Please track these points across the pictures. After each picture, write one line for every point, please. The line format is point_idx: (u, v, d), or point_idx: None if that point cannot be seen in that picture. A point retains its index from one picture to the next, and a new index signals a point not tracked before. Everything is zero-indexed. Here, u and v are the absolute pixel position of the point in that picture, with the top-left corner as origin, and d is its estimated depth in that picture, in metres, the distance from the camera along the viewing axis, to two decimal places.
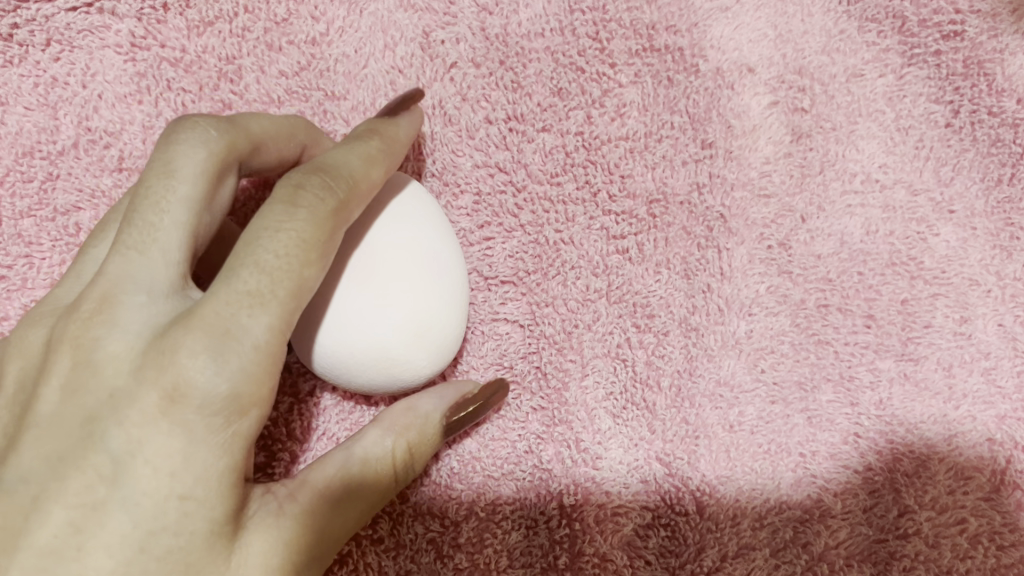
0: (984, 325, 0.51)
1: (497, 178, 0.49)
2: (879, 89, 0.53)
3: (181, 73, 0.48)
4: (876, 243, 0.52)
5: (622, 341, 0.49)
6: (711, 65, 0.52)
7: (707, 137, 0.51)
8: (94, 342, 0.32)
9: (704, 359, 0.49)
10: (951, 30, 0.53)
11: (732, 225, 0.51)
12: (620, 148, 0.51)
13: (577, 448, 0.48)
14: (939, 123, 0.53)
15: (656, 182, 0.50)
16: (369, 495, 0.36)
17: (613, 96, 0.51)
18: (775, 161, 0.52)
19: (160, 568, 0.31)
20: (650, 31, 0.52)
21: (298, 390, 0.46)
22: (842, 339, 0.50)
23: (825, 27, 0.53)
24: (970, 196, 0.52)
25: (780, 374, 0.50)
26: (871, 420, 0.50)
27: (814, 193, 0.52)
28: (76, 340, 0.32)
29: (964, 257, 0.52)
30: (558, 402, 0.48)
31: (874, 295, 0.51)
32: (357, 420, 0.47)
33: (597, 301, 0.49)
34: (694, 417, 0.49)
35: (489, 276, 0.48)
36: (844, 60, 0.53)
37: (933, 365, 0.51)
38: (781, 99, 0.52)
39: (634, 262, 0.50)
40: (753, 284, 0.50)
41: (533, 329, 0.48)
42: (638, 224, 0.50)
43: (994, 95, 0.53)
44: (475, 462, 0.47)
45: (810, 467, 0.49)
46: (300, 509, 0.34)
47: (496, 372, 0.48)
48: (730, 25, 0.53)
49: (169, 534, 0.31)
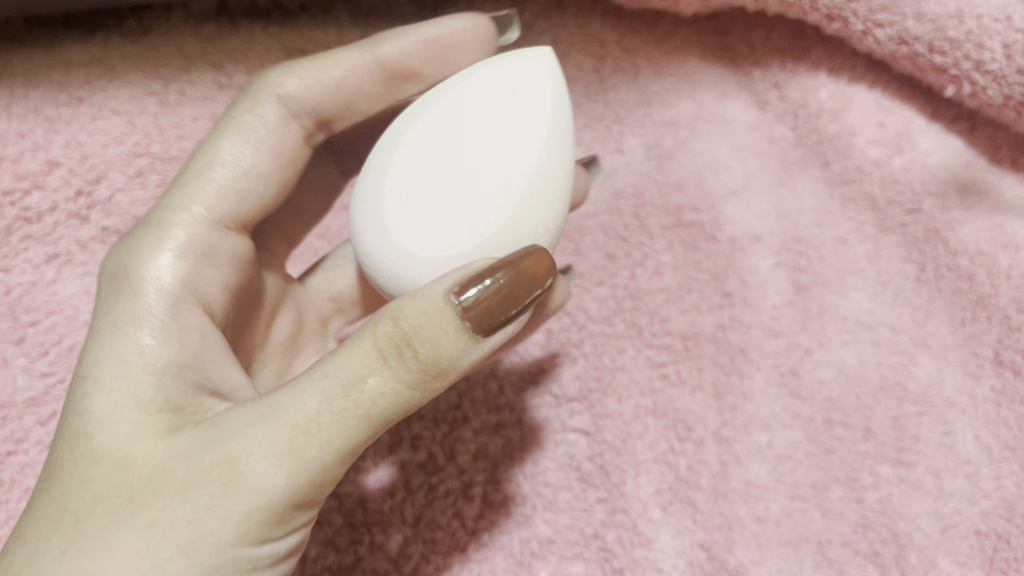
0: (964, 437, 0.63)
1: (565, 320, 0.63)
2: (861, 253, 0.67)
3: (326, 243, 0.66)
4: (869, 370, 0.64)
5: (667, 448, 0.61)
6: (727, 235, 0.67)
7: (726, 289, 0.66)
8: (106, 302, 0.45)
9: (734, 463, 0.61)
10: (912, 207, 0.68)
11: (750, 355, 0.64)
12: (659, 298, 0.65)
13: (633, 531, 0.59)
14: (910, 278, 0.67)
15: (688, 323, 0.64)
16: (363, 352, 0.38)
17: (651, 260, 0.66)
18: (782, 307, 0.66)
19: (195, 472, 0.38)
20: (678, 210, 0.68)
21: (410, 483, 0.59)
22: (846, 447, 0.62)
23: (814, 205, 0.69)
24: (942, 334, 0.65)
25: (797, 476, 0.61)
26: (874, 513, 0.61)
27: (815, 332, 0.65)
28: (100, 316, 0.44)
29: (942, 382, 0.64)
30: (618, 494, 0.60)
31: (869, 412, 0.63)
32: (457, 510, 0.58)
33: (646, 416, 0.62)
34: (729, 510, 0.60)
35: (559, 395, 0.61)
36: (831, 230, 0.68)
37: (924, 470, 0.62)
38: (784, 261, 0.67)
39: (674, 385, 0.63)
40: (770, 403, 0.63)
41: (596, 436, 0.61)
42: (675, 354, 0.63)
43: (951, 255, 0.66)
44: (551, 543, 0.58)
45: (826, 552, 0.60)
46: (332, 396, 0.37)
47: (567, 472, 0.60)
48: (740, 206, 0.68)
49: (179, 480, 0.38)
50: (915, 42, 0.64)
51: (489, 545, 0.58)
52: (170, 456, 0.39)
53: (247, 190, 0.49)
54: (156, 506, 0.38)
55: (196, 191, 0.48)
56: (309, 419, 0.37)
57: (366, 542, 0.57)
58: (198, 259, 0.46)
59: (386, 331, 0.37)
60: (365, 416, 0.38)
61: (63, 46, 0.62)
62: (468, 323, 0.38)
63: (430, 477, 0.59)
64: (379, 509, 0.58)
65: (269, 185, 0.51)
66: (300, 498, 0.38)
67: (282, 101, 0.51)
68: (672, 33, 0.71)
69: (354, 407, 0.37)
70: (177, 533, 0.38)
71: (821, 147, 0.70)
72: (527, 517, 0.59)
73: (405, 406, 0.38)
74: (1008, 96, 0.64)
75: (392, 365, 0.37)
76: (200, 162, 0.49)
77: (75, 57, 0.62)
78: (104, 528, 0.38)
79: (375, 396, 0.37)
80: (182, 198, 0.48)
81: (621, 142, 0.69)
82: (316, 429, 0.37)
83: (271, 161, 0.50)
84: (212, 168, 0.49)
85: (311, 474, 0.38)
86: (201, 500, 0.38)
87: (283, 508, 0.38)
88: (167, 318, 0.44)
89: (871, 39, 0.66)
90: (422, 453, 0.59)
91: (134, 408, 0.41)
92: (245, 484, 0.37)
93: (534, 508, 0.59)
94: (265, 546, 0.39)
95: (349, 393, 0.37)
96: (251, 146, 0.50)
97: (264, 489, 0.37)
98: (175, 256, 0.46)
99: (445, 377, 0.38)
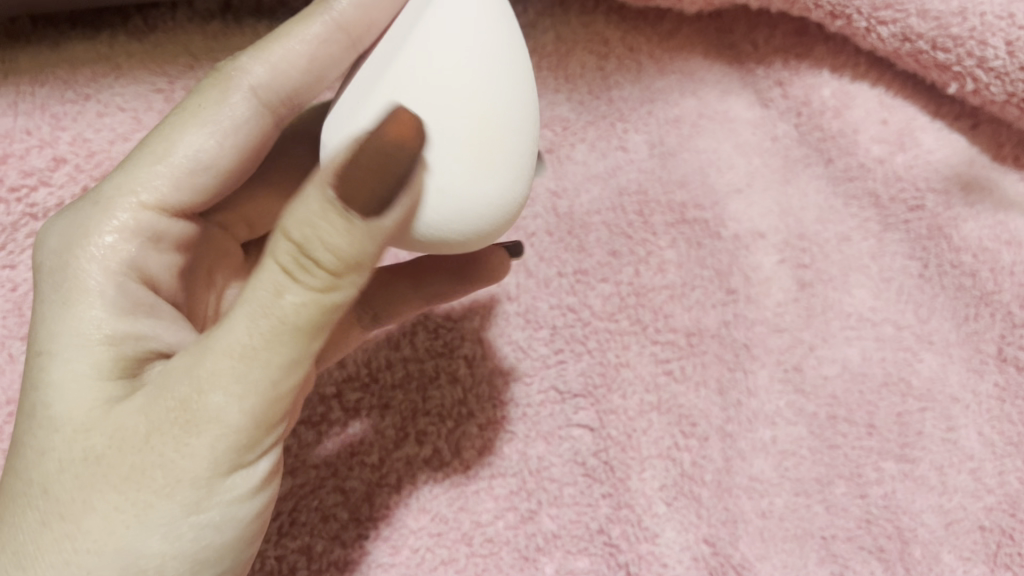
0: (967, 433, 0.63)
1: (569, 316, 0.63)
2: (864, 250, 0.68)
3: None
4: (872, 366, 0.64)
5: (672, 444, 0.61)
6: (731, 232, 0.67)
7: (730, 286, 0.66)
8: (55, 293, 0.44)
9: (738, 458, 0.61)
10: (915, 204, 0.68)
11: (754, 352, 0.64)
12: (663, 294, 0.65)
13: (639, 527, 0.59)
14: (913, 274, 0.67)
15: (692, 320, 0.64)
16: (278, 269, 0.37)
17: (655, 257, 0.66)
18: (786, 304, 0.66)
19: (145, 419, 0.39)
20: (681, 207, 0.68)
21: (416, 478, 0.59)
22: (850, 443, 0.62)
23: (817, 202, 0.69)
24: (945, 330, 0.66)
25: (801, 472, 0.61)
26: (878, 509, 0.61)
27: (819, 328, 0.65)
28: (40, 296, 0.44)
29: (946, 378, 0.64)
30: (623, 489, 0.60)
31: (873, 409, 0.63)
32: (462, 505, 0.59)
33: (650, 411, 0.62)
34: (734, 505, 0.60)
35: (564, 391, 0.61)
36: (834, 227, 0.68)
37: (927, 465, 0.62)
38: (788, 258, 0.67)
39: (678, 381, 0.63)
40: (774, 399, 0.63)
41: (600, 432, 0.61)
42: (679, 351, 0.63)
43: (954, 251, 0.67)
44: (557, 538, 0.58)
45: (831, 547, 0.60)
46: (257, 311, 0.37)
47: (572, 467, 0.60)
48: (744, 203, 0.68)
49: (135, 436, 0.39)
50: (919, 39, 0.65)
51: (494, 540, 0.58)
52: (123, 411, 0.40)
53: (192, 179, 0.47)
54: (121, 464, 0.39)
55: (141, 179, 0.46)
56: (245, 345, 0.37)
57: (373, 537, 0.58)
58: (138, 241, 0.45)
59: (285, 248, 0.37)
60: (294, 328, 0.37)
61: (67, 44, 0.63)
62: (357, 212, 0.36)
63: (435, 473, 0.59)
64: (386, 505, 0.58)
65: (225, 166, 0.47)
66: (260, 421, 0.39)
67: (256, 93, 0.47)
68: (674, 32, 0.71)
69: (283, 325, 0.37)
70: (148, 483, 0.38)
71: (824, 144, 0.70)
72: (533, 512, 0.59)
73: (329, 308, 0.38)
74: (1011, 93, 0.64)
75: (298, 278, 0.37)
76: (145, 152, 0.46)
77: (80, 54, 0.63)
78: (85, 506, 0.39)
79: (289, 306, 0.37)
80: (125, 183, 0.46)
81: (625, 139, 0.69)
82: (250, 355, 0.37)
83: (228, 154, 0.47)
84: (170, 154, 0.46)
85: (261, 399, 0.38)
86: (154, 446, 0.38)
87: (246, 433, 0.38)
88: (105, 296, 0.43)
89: (875, 36, 0.66)
90: (427, 448, 0.59)
91: (87, 377, 0.41)
92: (202, 417, 0.38)
93: (539, 504, 0.59)
94: (232, 478, 0.39)
95: (266, 311, 0.37)
96: (207, 134, 0.46)
97: (219, 420, 0.38)
98: (108, 235, 0.45)
99: (361, 265, 0.37)
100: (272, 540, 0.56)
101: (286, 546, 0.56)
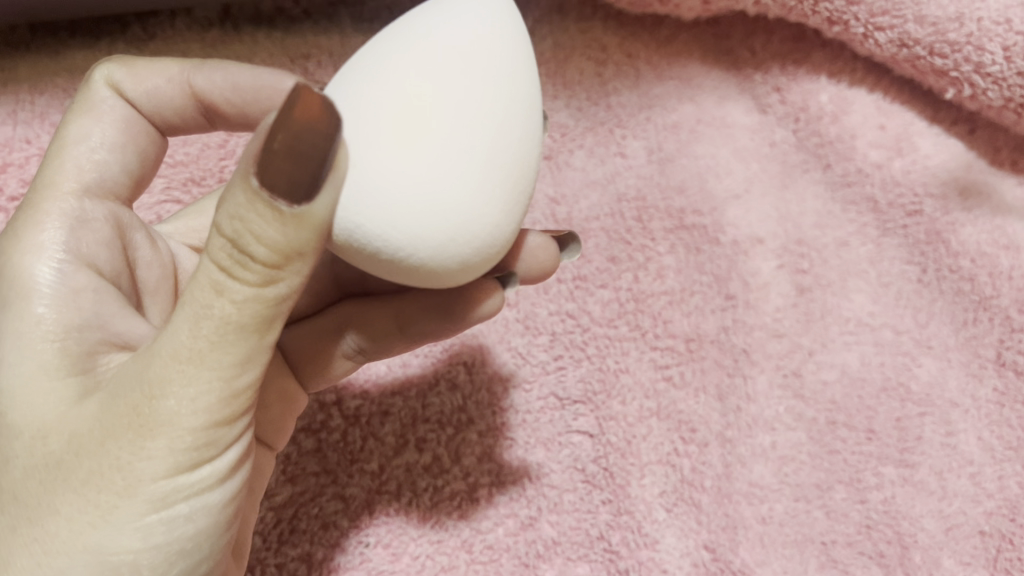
0: (967, 438, 0.63)
1: (568, 322, 0.63)
2: (863, 255, 0.68)
3: None
4: (871, 371, 0.64)
5: (671, 450, 0.61)
6: (729, 237, 0.68)
7: (729, 291, 0.66)
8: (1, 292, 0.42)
9: (738, 464, 0.61)
10: (913, 209, 0.68)
11: (753, 357, 0.64)
12: (662, 300, 0.65)
13: (639, 533, 0.59)
14: (911, 279, 0.67)
15: (691, 326, 0.65)
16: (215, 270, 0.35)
17: (653, 263, 0.66)
18: (785, 309, 0.66)
19: (100, 422, 0.37)
20: (680, 213, 0.68)
21: (416, 485, 0.59)
22: (849, 448, 0.62)
23: (816, 207, 0.69)
24: (943, 335, 0.66)
25: (801, 478, 0.61)
26: (879, 514, 0.61)
27: (818, 333, 0.65)
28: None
29: (945, 382, 0.64)
30: (623, 495, 0.60)
31: (872, 414, 0.63)
32: (461, 512, 0.58)
33: (650, 417, 0.62)
34: (734, 511, 0.60)
35: (563, 397, 0.61)
36: (833, 233, 0.68)
37: (926, 470, 0.62)
38: (787, 263, 0.67)
39: (677, 387, 0.63)
40: (773, 405, 0.63)
41: (600, 438, 0.61)
42: (679, 356, 0.63)
43: (952, 256, 0.67)
44: (557, 545, 0.58)
45: (831, 553, 0.60)
46: (194, 310, 0.35)
47: (572, 474, 0.60)
48: (743, 209, 0.68)
49: (92, 439, 0.37)
50: (916, 44, 0.65)
51: (494, 547, 0.58)
52: (79, 416, 0.38)
53: (109, 166, 0.47)
54: (79, 468, 0.37)
55: (61, 168, 0.46)
56: (187, 345, 0.35)
57: (372, 544, 0.57)
58: (77, 228, 0.44)
59: (216, 245, 0.35)
60: (234, 324, 0.35)
61: (68, 53, 0.63)
62: (280, 201, 0.34)
63: (435, 479, 0.59)
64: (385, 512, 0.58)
65: (129, 152, 0.48)
66: (215, 414, 0.37)
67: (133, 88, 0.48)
68: (672, 38, 0.71)
69: (222, 320, 0.35)
70: (110, 483, 0.37)
71: (822, 149, 0.70)
72: (533, 519, 0.59)
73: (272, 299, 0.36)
74: (1008, 98, 0.64)
75: (237, 274, 0.35)
76: (60, 145, 0.47)
77: (81, 62, 0.63)
78: (47, 507, 0.38)
79: (230, 305, 0.35)
80: (55, 174, 0.46)
81: (623, 145, 0.69)
82: (195, 355, 0.35)
83: (124, 135, 0.48)
84: (76, 148, 0.46)
85: (208, 393, 0.36)
86: (110, 449, 0.37)
87: (202, 429, 0.37)
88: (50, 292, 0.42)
89: (872, 41, 0.67)
90: (427, 455, 0.59)
91: (41, 375, 0.39)
92: (152, 415, 0.36)
93: (539, 510, 0.59)
94: (198, 470, 0.38)
95: (206, 312, 0.35)
96: (100, 125, 0.47)
97: (171, 420, 0.36)
98: (53, 229, 0.44)
99: (300, 255, 0.35)
100: (271, 548, 0.56)
101: (285, 554, 0.56)
